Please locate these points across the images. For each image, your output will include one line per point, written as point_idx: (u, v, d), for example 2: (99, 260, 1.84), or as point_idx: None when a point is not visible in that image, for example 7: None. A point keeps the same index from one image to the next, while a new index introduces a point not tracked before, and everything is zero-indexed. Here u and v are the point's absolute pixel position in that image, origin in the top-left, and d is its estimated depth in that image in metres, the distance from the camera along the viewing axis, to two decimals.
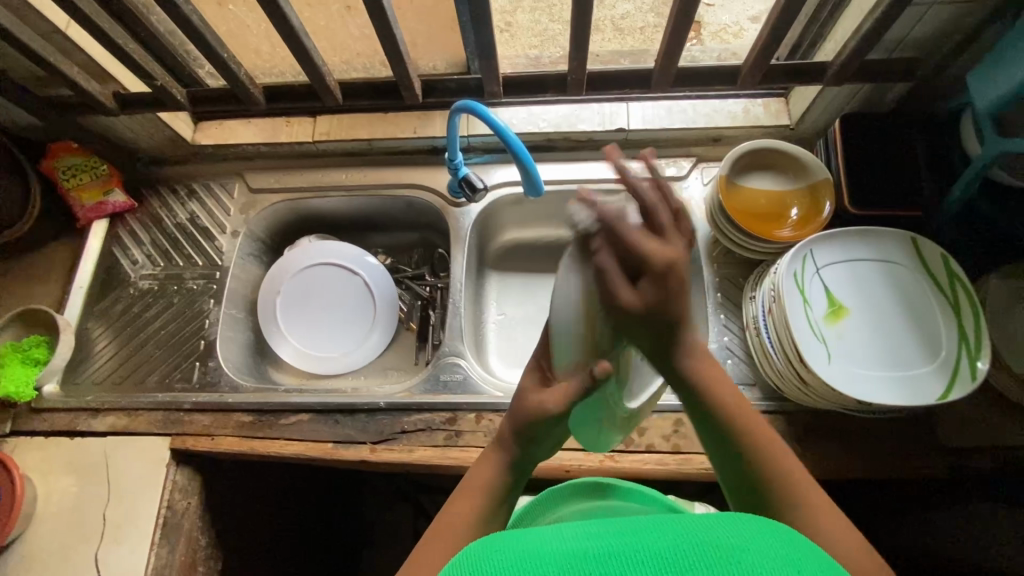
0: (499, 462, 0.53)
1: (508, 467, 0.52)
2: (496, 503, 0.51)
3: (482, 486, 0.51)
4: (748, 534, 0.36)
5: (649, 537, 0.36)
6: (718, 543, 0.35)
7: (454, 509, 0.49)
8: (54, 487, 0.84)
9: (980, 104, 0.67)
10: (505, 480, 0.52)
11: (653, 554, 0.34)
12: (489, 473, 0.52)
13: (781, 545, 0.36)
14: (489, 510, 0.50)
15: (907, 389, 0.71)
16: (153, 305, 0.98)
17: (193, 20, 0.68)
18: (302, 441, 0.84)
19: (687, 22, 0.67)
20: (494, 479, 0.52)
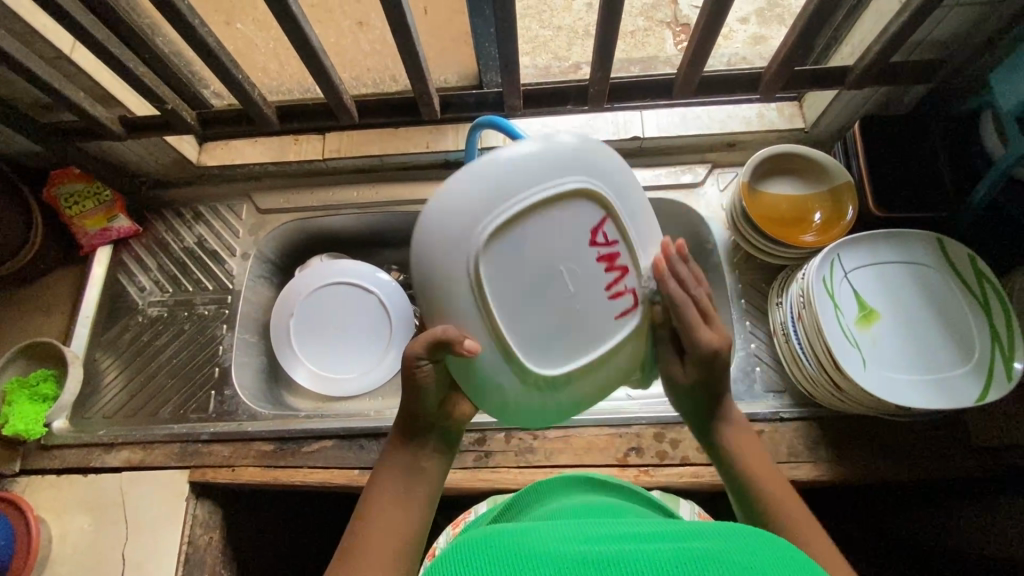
0: (403, 440, 0.55)
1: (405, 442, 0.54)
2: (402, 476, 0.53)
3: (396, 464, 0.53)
4: (751, 547, 0.36)
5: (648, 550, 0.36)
6: (718, 555, 0.35)
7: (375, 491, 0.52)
8: (69, 527, 0.81)
9: (1007, 104, 0.67)
10: (402, 454, 0.54)
11: (654, 563, 0.34)
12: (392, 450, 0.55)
13: (784, 554, 0.36)
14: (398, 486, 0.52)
15: (943, 392, 0.70)
16: (163, 332, 0.95)
17: (209, 42, 0.66)
18: (327, 468, 0.82)
19: (714, 31, 0.66)
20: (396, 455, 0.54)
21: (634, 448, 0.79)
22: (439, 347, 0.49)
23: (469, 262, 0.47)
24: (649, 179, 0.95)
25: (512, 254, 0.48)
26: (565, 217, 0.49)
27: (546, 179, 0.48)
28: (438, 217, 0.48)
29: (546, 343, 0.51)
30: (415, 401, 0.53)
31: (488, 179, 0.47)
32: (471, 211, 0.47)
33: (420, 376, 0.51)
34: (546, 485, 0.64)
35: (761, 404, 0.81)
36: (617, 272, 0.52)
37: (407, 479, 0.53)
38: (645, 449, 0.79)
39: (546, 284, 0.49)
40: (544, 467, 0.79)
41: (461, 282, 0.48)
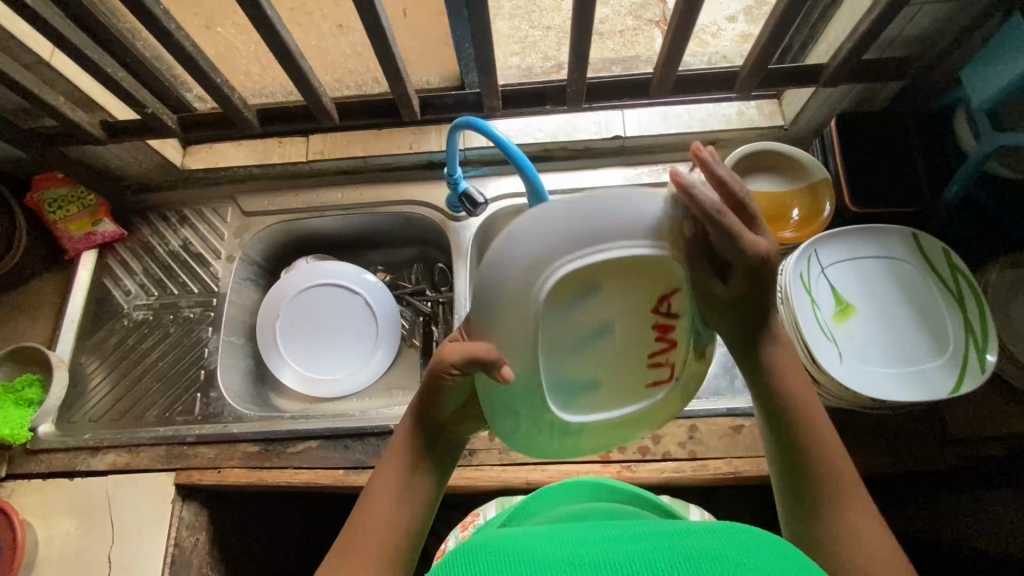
0: (412, 442, 0.52)
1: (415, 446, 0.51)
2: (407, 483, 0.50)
3: (400, 462, 0.51)
4: (744, 543, 0.36)
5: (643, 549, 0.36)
6: (711, 555, 0.35)
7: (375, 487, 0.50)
8: (56, 530, 0.81)
9: (977, 101, 0.69)
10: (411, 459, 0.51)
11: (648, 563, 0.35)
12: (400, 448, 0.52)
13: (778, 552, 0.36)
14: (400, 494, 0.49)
15: (918, 384, 0.71)
16: (149, 336, 0.95)
17: (186, 46, 0.67)
18: (312, 469, 0.82)
19: (686, 31, 0.67)
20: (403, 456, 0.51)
21: (617, 444, 0.80)
22: (475, 365, 0.45)
23: (527, 307, 0.43)
24: (631, 178, 0.96)
25: (568, 310, 0.46)
26: (632, 283, 0.47)
27: (633, 244, 0.44)
28: (509, 259, 0.43)
29: (577, 396, 0.50)
30: (433, 406, 0.51)
31: (570, 232, 0.43)
32: (547, 262, 0.43)
33: (447, 384, 0.48)
34: (559, 497, 0.66)
35: (743, 399, 0.82)
36: (665, 342, 0.51)
37: (409, 481, 0.50)
38: (628, 445, 0.80)
39: (589, 344, 0.48)
40: (528, 464, 0.80)
41: (515, 334, 0.45)
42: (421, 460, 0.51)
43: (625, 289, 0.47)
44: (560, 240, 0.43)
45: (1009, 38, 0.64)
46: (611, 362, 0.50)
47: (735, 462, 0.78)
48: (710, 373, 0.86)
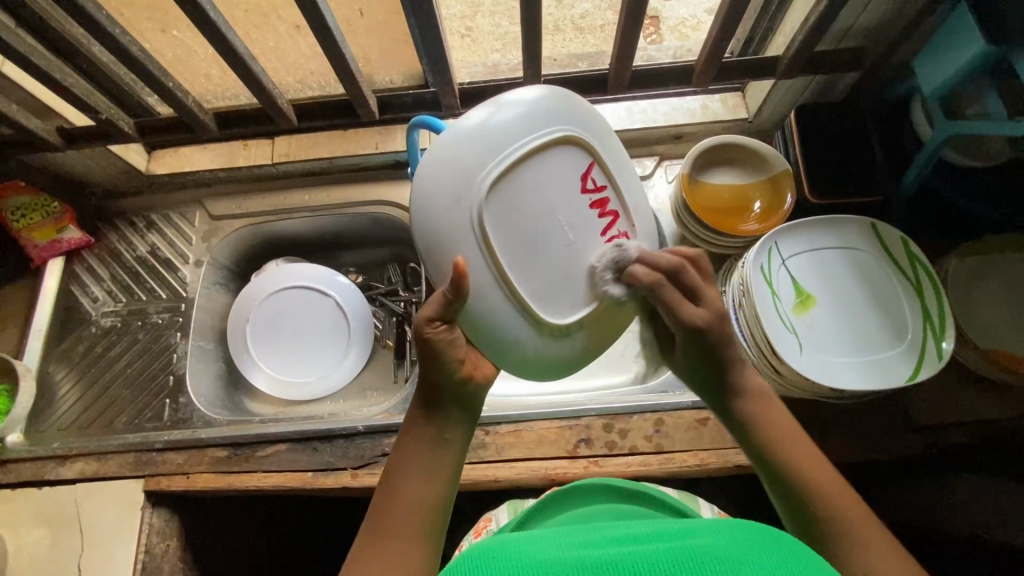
0: (426, 406, 0.54)
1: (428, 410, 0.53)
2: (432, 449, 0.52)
3: (414, 446, 0.52)
4: (746, 541, 0.37)
5: (644, 549, 0.37)
6: (717, 553, 0.36)
7: (392, 473, 0.51)
8: (24, 540, 0.80)
9: (929, 88, 0.69)
10: (427, 422, 0.53)
11: (651, 561, 0.36)
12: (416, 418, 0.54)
13: (774, 544, 0.37)
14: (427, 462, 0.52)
15: (876, 373, 0.72)
16: (117, 343, 0.95)
17: (133, 51, 0.67)
18: (280, 472, 0.82)
19: (636, 26, 0.67)
20: (421, 423, 0.53)
21: (584, 440, 0.80)
22: (451, 307, 0.52)
23: (470, 223, 0.52)
24: None
25: (514, 201, 0.53)
26: (558, 163, 0.54)
27: (537, 129, 0.53)
28: (439, 175, 0.53)
29: (555, 294, 0.55)
30: (432, 369, 0.53)
31: (474, 145, 0.52)
32: (470, 163, 0.52)
33: (435, 344, 0.52)
34: (566, 498, 0.70)
35: None
36: (609, 216, 0.57)
37: (424, 461, 0.52)
38: (595, 440, 0.80)
39: (554, 232, 0.54)
40: (496, 462, 0.80)
41: (465, 235, 0.52)
42: (434, 434, 0.53)
43: (555, 182, 0.54)
44: (477, 141, 0.52)
45: (961, 27, 0.64)
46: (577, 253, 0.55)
47: (701, 455, 0.78)
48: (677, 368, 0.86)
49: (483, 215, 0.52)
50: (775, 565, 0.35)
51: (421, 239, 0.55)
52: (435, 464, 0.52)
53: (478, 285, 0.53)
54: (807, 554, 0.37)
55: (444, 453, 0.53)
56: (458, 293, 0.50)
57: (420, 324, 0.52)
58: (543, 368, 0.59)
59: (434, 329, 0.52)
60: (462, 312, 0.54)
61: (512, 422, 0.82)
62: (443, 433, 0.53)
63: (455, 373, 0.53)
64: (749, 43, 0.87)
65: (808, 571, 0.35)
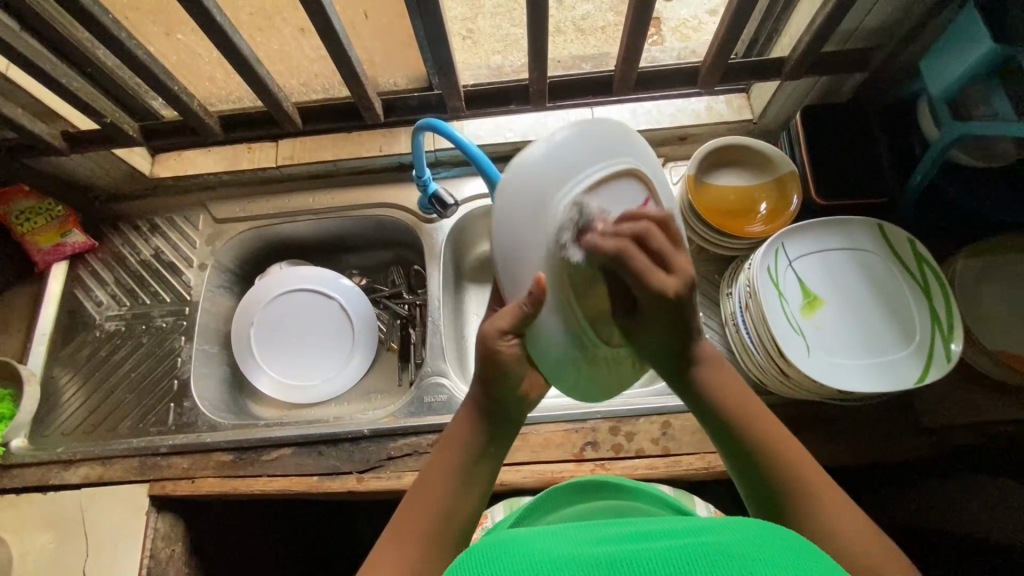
0: (476, 412, 0.54)
1: (478, 416, 0.54)
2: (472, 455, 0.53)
3: (457, 448, 0.53)
4: (759, 539, 0.37)
5: (655, 548, 0.37)
6: (730, 551, 0.35)
7: (428, 477, 0.52)
8: (29, 545, 0.80)
9: (937, 89, 0.69)
10: (474, 428, 0.54)
11: (664, 560, 0.35)
12: (464, 421, 0.54)
13: (787, 542, 0.37)
14: (466, 467, 0.53)
15: (885, 375, 0.71)
16: (121, 347, 0.95)
17: (139, 55, 0.67)
18: (286, 476, 0.82)
19: (643, 29, 0.67)
20: (468, 428, 0.54)
21: (590, 443, 0.80)
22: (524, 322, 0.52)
23: (549, 242, 0.51)
24: None
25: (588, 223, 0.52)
26: (631, 193, 0.53)
27: (614, 157, 0.53)
28: (518, 192, 0.52)
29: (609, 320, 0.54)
30: (493, 380, 0.53)
31: (556, 166, 0.52)
32: (549, 181, 0.51)
33: (503, 357, 0.52)
34: (567, 497, 0.68)
35: None
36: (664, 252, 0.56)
37: (462, 470, 0.52)
38: (601, 443, 0.80)
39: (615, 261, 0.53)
40: (502, 465, 0.80)
41: (542, 253, 0.51)
42: (477, 446, 0.53)
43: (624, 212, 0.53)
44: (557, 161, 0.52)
45: (969, 25, 0.63)
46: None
47: (708, 458, 0.78)
48: None
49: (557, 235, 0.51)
50: (790, 563, 0.34)
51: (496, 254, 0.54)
52: (471, 476, 0.52)
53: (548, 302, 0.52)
54: (817, 554, 0.37)
55: (483, 462, 0.54)
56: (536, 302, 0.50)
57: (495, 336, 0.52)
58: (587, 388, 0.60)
59: (504, 342, 0.52)
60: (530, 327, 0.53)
61: (518, 425, 0.81)
62: (485, 446, 0.54)
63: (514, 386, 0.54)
64: (753, 45, 0.87)
65: (822, 570, 0.35)
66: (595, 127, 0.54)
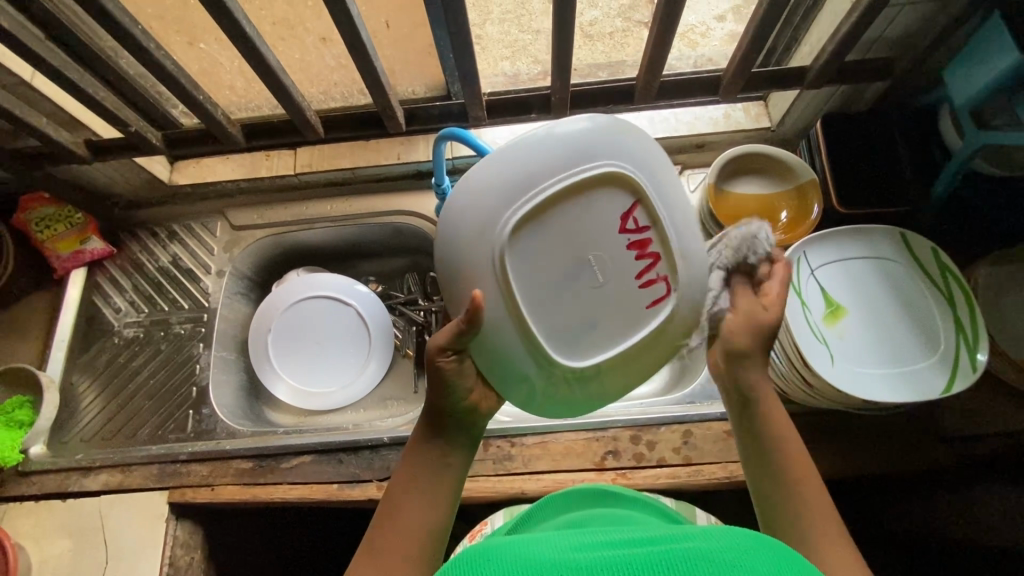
0: (430, 428, 0.55)
1: (432, 432, 0.55)
2: (432, 470, 0.53)
3: (418, 465, 0.53)
4: (739, 542, 0.37)
5: (635, 552, 0.37)
6: (711, 556, 0.35)
7: (392, 496, 0.52)
8: (49, 553, 0.80)
9: (960, 99, 0.69)
10: (429, 443, 0.54)
11: (643, 562, 0.35)
12: (419, 437, 0.55)
13: (764, 546, 0.37)
14: (429, 483, 0.52)
15: (910, 385, 0.71)
16: (140, 354, 0.95)
17: (166, 65, 0.68)
18: (305, 484, 0.82)
19: (667, 38, 0.67)
20: (424, 443, 0.54)
21: (611, 452, 0.80)
22: (459, 338, 0.52)
23: (492, 259, 0.51)
24: None
25: (541, 237, 0.52)
26: (596, 202, 0.52)
27: (575, 164, 0.51)
28: (465, 205, 0.52)
29: (571, 333, 0.54)
30: (443, 396, 0.54)
31: (510, 178, 0.51)
32: (502, 196, 0.51)
33: (446, 374, 0.53)
34: (551, 505, 0.67)
35: None
36: (649, 258, 0.54)
37: (426, 480, 0.52)
38: (622, 452, 0.79)
39: (576, 273, 0.53)
40: (523, 474, 0.79)
41: (484, 269, 0.52)
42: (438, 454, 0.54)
43: (584, 221, 0.53)
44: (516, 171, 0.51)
45: (996, 35, 0.63)
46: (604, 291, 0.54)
47: (731, 467, 0.77)
48: (702, 379, 0.85)
49: (502, 252, 0.51)
50: (764, 564, 0.34)
51: (442, 265, 0.55)
52: (435, 485, 0.52)
53: (494, 315, 0.52)
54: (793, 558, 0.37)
55: (447, 476, 0.53)
56: (473, 323, 0.50)
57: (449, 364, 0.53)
58: (547, 404, 0.59)
59: (445, 359, 0.53)
60: (474, 342, 0.54)
61: (539, 433, 0.81)
62: (445, 454, 0.54)
63: (461, 401, 0.55)
64: (772, 53, 0.87)
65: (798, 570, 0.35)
66: (557, 136, 0.51)
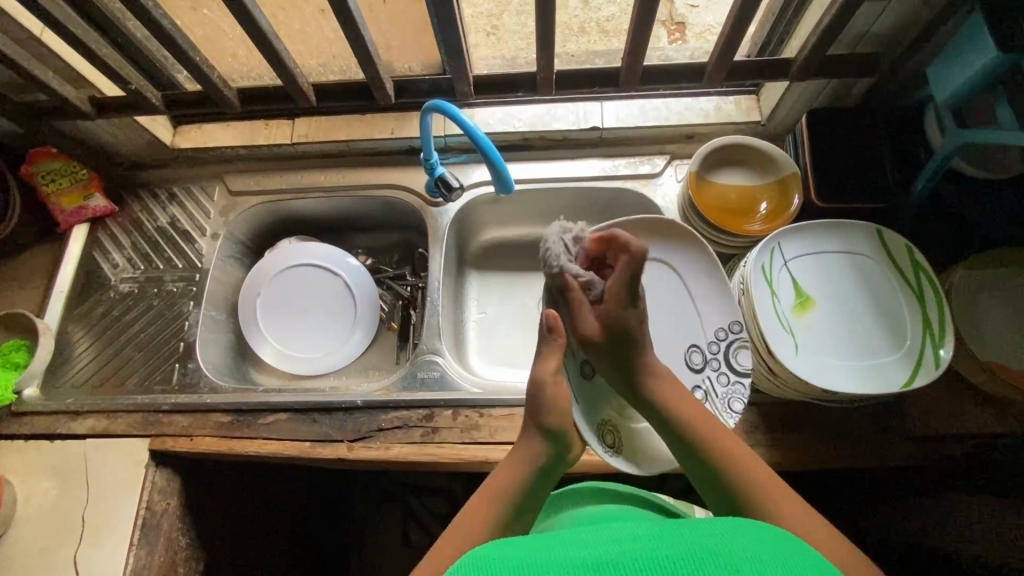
0: (522, 455, 0.64)
1: (532, 466, 0.63)
2: (515, 498, 0.61)
3: (504, 488, 0.61)
4: (739, 540, 0.40)
5: (643, 548, 0.39)
6: (712, 550, 0.38)
7: (472, 513, 0.59)
8: (34, 490, 0.84)
9: (941, 95, 0.69)
10: (524, 474, 0.63)
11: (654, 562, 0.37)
12: (515, 468, 0.63)
13: (762, 540, 0.40)
14: (509, 508, 0.60)
15: (872, 379, 0.72)
16: (133, 308, 0.98)
17: (164, 24, 0.70)
18: (279, 440, 0.84)
19: (648, 23, 0.68)
20: (517, 473, 0.63)
21: None
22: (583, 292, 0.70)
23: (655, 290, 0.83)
24: (608, 169, 0.98)
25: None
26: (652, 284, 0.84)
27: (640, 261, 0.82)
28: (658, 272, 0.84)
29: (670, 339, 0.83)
30: (536, 403, 0.64)
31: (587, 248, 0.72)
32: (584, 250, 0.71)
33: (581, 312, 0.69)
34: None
35: None
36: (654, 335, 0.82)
37: (505, 511, 0.60)
38: None
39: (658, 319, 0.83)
40: (488, 444, 0.81)
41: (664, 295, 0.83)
42: (519, 497, 0.61)
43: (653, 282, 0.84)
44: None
45: (973, 35, 0.63)
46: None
47: None
48: None
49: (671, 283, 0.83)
50: (767, 560, 0.37)
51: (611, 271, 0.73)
52: (508, 523, 0.59)
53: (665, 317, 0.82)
54: (792, 544, 0.40)
55: (521, 511, 0.61)
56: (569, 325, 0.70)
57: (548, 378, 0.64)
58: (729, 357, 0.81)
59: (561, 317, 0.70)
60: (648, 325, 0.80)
61: (507, 406, 0.83)
62: (523, 500, 0.62)
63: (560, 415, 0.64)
64: (766, 46, 0.88)
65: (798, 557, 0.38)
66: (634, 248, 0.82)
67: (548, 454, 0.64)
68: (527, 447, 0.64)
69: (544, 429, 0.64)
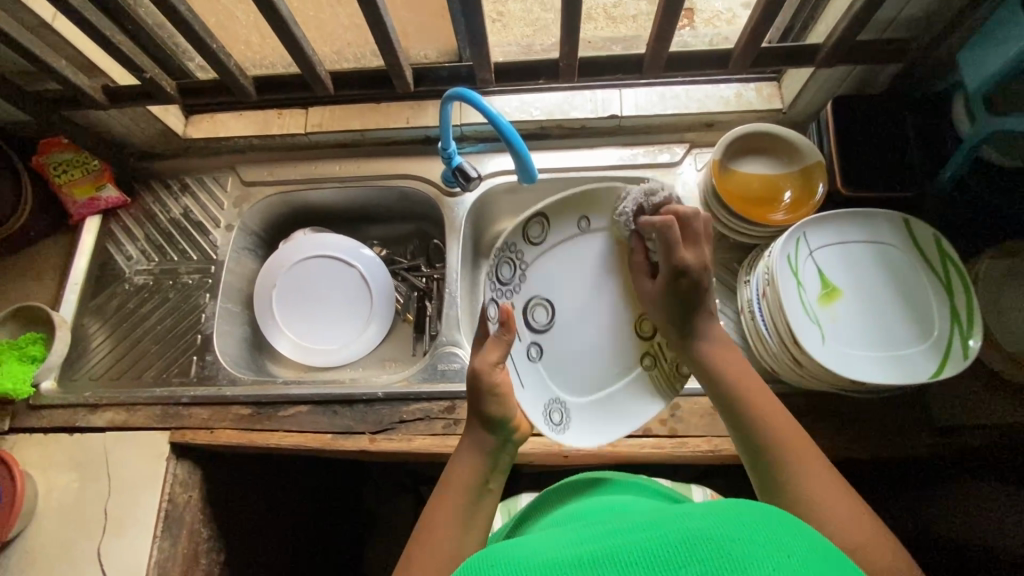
0: (470, 445, 0.61)
1: (483, 455, 0.61)
2: (473, 490, 0.58)
3: (460, 483, 0.58)
4: (743, 523, 0.37)
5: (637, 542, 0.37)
6: (709, 535, 0.36)
7: (433, 513, 0.55)
8: (53, 483, 0.84)
9: (972, 83, 0.67)
10: (477, 464, 0.60)
11: (648, 553, 0.36)
12: (467, 459, 0.60)
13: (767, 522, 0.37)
14: (470, 500, 0.57)
15: (900, 370, 0.71)
16: (149, 300, 0.98)
17: (181, 11, 0.69)
18: (301, 432, 0.84)
19: (676, 9, 0.67)
20: (470, 464, 0.60)
21: None
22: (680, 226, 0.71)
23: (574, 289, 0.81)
24: (626, 158, 0.96)
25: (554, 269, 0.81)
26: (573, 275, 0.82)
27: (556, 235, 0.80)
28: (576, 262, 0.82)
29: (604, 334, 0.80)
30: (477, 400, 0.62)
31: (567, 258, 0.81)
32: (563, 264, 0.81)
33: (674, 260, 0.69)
34: (516, 528, 0.71)
35: None
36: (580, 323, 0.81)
37: (467, 504, 0.57)
38: None
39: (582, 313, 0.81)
40: None
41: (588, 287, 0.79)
42: (477, 488, 0.58)
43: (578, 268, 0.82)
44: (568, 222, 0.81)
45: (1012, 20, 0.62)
46: (559, 320, 0.81)
47: (716, 441, 0.78)
48: None
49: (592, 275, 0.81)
50: (770, 547, 0.35)
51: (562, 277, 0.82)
52: (477, 515, 0.57)
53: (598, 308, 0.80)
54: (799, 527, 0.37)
55: (482, 501, 0.58)
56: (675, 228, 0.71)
57: (486, 368, 0.62)
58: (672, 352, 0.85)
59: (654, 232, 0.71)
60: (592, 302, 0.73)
61: None
62: (486, 486, 0.59)
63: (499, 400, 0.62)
64: (789, 31, 0.86)
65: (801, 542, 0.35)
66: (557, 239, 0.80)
67: (499, 441, 0.62)
68: (471, 438, 0.62)
69: (483, 416, 0.62)
